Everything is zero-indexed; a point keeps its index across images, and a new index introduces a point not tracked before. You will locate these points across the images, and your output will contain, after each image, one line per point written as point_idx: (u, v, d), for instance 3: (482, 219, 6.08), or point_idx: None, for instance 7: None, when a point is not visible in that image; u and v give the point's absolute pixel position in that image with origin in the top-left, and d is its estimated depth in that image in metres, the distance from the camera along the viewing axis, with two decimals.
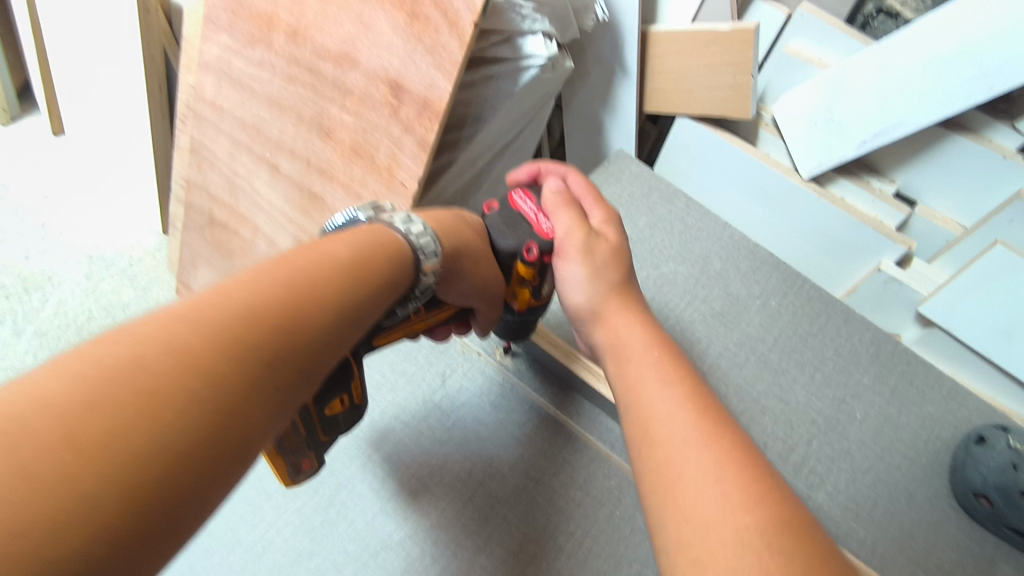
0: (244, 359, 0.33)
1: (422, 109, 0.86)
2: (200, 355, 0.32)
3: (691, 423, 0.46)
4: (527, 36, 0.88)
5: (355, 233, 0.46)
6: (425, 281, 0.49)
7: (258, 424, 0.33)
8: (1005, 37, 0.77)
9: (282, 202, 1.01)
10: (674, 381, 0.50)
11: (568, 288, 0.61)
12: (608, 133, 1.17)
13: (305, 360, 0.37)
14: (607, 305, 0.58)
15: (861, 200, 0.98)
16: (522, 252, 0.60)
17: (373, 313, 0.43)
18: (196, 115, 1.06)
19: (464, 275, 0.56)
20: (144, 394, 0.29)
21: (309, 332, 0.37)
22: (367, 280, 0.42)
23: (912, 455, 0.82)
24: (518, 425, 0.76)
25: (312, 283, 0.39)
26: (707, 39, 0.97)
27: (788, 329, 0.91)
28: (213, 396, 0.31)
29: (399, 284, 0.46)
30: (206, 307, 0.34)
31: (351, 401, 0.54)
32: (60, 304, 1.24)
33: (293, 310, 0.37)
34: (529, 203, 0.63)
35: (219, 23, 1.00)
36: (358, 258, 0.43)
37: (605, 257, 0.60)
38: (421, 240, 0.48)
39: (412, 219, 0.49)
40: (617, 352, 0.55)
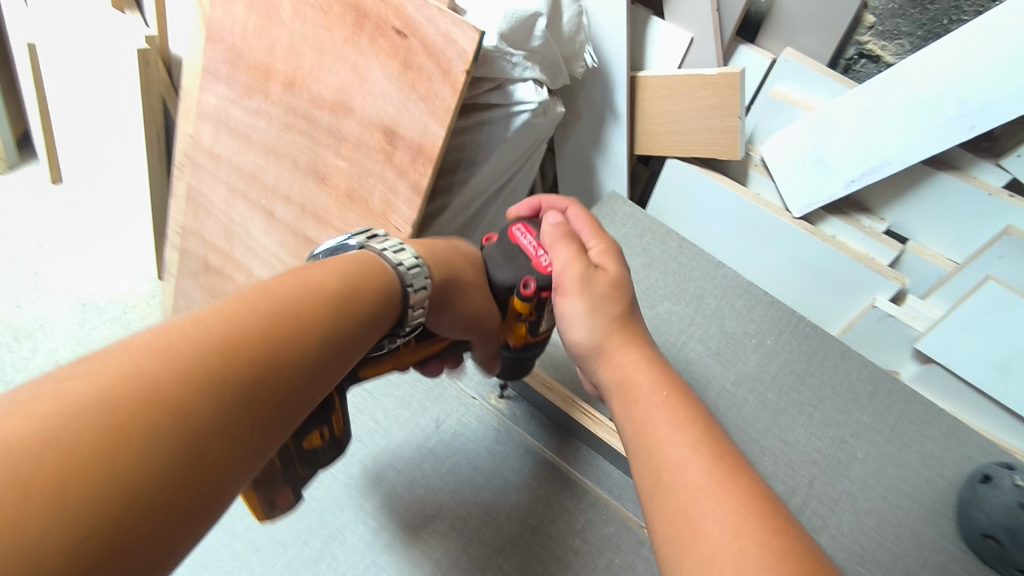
0: (218, 397, 0.33)
1: (416, 154, 0.87)
2: (170, 391, 0.31)
3: (696, 466, 0.45)
4: (517, 83, 0.90)
5: (340, 262, 0.45)
6: (414, 315, 0.49)
7: (228, 461, 0.33)
8: (986, 78, 0.79)
9: (277, 247, 1.02)
10: (675, 423, 0.49)
11: (567, 323, 0.59)
12: (599, 174, 1.18)
13: (282, 394, 0.36)
14: (611, 340, 0.57)
15: (852, 238, 0.99)
16: (519, 286, 0.60)
17: (356, 346, 0.43)
18: (193, 162, 1.07)
19: (459, 303, 0.56)
20: (105, 431, 0.28)
21: (285, 366, 0.37)
22: (350, 313, 0.42)
23: (916, 495, 0.80)
24: (515, 471, 0.75)
25: (292, 314, 0.38)
26: (695, 83, 1.00)
27: (786, 367, 0.91)
28: (181, 432, 0.31)
29: (383, 315, 0.45)
30: (177, 338, 0.33)
31: (331, 434, 0.53)
32: (51, 353, 1.23)
33: (271, 342, 0.36)
34: (529, 237, 0.64)
35: (217, 74, 1.00)
36: (341, 289, 0.42)
37: (604, 290, 0.59)
38: (411, 273, 0.48)
39: (402, 248, 0.49)
40: (624, 392, 0.54)
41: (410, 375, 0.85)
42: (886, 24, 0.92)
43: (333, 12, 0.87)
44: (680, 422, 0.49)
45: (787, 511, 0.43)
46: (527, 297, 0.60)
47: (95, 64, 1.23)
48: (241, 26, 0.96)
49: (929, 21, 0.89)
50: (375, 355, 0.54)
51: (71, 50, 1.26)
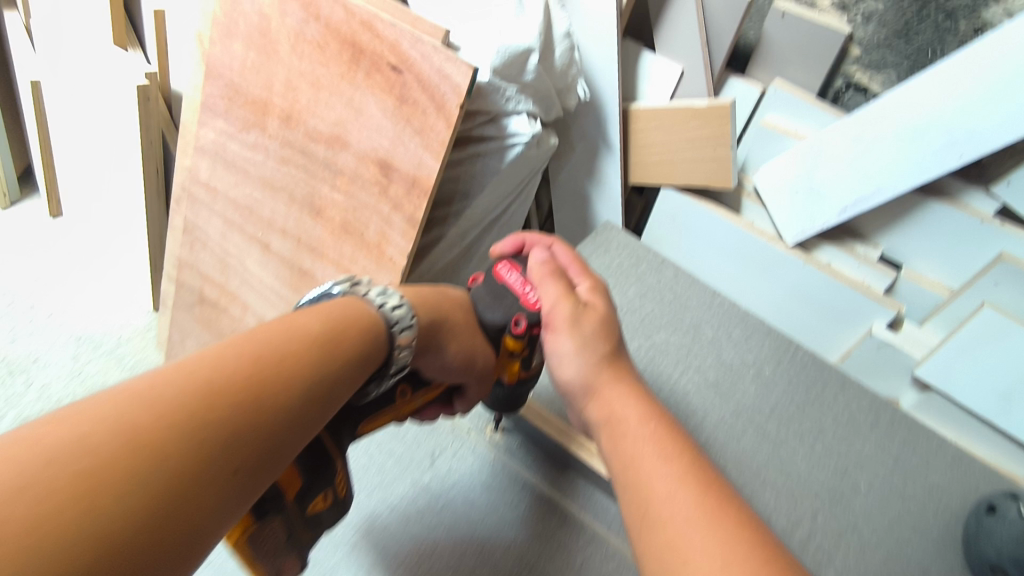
0: (200, 442, 0.33)
1: (411, 187, 0.88)
2: (150, 437, 0.32)
3: (690, 499, 0.44)
4: (511, 116, 0.91)
5: (331, 305, 0.46)
6: (399, 356, 0.48)
7: (208, 507, 0.33)
8: (971, 109, 0.81)
9: (273, 280, 1.03)
10: (670, 456, 0.48)
11: (556, 361, 0.59)
12: (594, 204, 1.18)
13: (268, 440, 0.37)
14: (601, 377, 0.56)
15: (848, 266, 1.00)
16: (511, 324, 0.61)
17: (344, 390, 0.43)
18: (191, 196, 1.08)
19: (449, 343, 0.56)
20: (82, 477, 0.29)
21: (270, 411, 0.37)
22: (339, 356, 0.42)
23: (923, 528, 0.79)
24: (512, 506, 0.73)
25: (278, 359, 0.39)
26: (686, 115, 1.01)
27: (785, 398, 0.90)
28: (160, 479, 0.31)
29: (372, 358, 0.45)
30: (162, 385, 0.34)
31: (335, 495, 0.53)
32: (44, 387, 1.22)
33: (257, 387, 0.37)
34: (514, 275, 0.64)
35: (216, 109, 1.02)
36: (331, 331, 0.43)
37: (593, 328, 0.59)
38: (395, 313, 0.48)
39: (387, 292, 0.49)
40: (612, 427, 0.53)
41: None
42: (873, 55, 0.95)
43: (330, 49, 0.89)
44: (674, 455, 0.48)
45: (784, 546, 0.42)
46: (519, 335, 0.61)
47: (96, 100, 1.24)
48: (240, 63, 0.97)
49: (915, 52, 0.91)
50: (364, 407, 0.55)
51: (73, 87, 1.28)
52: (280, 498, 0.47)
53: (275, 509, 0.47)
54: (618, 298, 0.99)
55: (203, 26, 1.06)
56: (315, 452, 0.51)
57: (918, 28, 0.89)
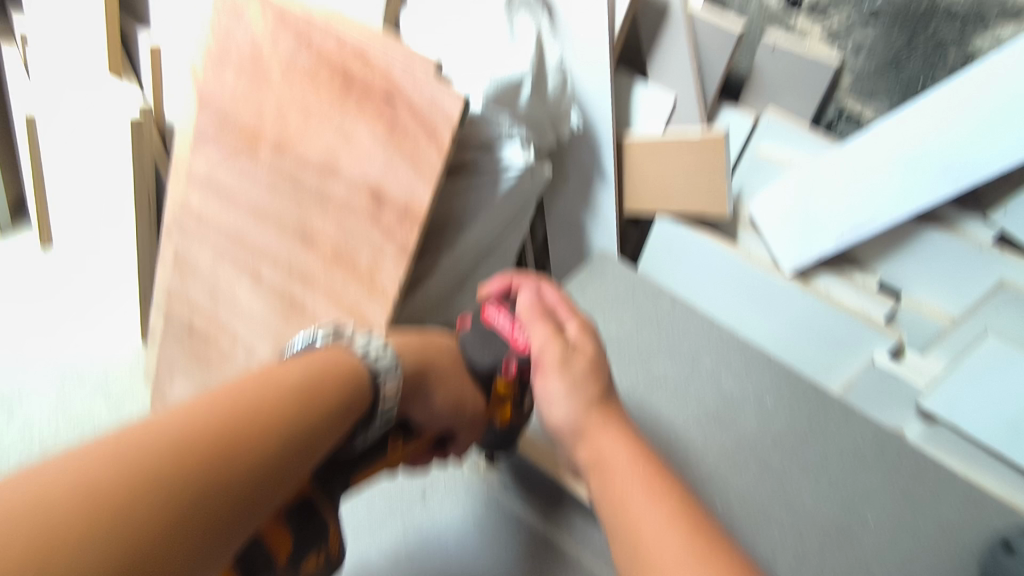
0: (169, 496, 0.34)
1: (403, 215, 0.87)
2: (119, 492, 0.33)
3: (682, 539, 0.42)
4: (505, 143, 0.90)
5: (312, 356, 0.47)
6: (386, 404, 0.50)
7: (176, 561, 0.34)
8: (967, 137, 0.81)
9: (263, 310, 1.01)
10: (663, 494, 0.46)
11: (547, 405, 0.56)
12: (590, 234, 1.14)
13: (233, 499, 0.37)
14: (590, 420, 0.53)
15: (846, 294, 0.98)
16: (501, 369, 0.62)
17: (323, 440, 0.44)
18: (182, 227, 1.07)
19: (436, 391, 0.57)
20: (49, 533, 0.30)
21: (243, 463, 0.38)
22: (316, 405, 0.43)
23: (935, 565, 0.76)
24: (506, 547, 0.70)
25: (254, 410, 0.40)
26: (678, 147, 1.02)
27: (787, 430, 0.88)
28: (126, 532, 0.32)
29: (352, 406, 0.46)
30: (136, 441, 0.35)
31: (327, 555, 0.50)
32: (26, 422, 1.19)
33: (222, 447, 0.38)
34: (503, 317, 0.64)
35: (208, 139, 1.01)
36: (306, 385, 0.44)
37: (583, 370, 0.57)
38: (378, 360, 0.49)
39: (369, 340, 0.51)
40: (601, 470, 0.50)
41: None
42: (864, 84, 0.95)
43: (322, 78, 0.89)
44: (668, 495, 0.46)
45: None
46: (510, 378, 0.61)
47: (89, 131, 1.24)
48: (233, 93, 0.97)
49: (906, 81, 0.92)
50: (356, 460, 0.53)
51: (67, 120, 1.28)
52: (271, 562, 0.46)
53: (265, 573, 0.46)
54: (614, 328, 0.97)
55: (197, 58, 1.06)
56: (306, 509, 0.50)
57: (908, 57, 0.90)
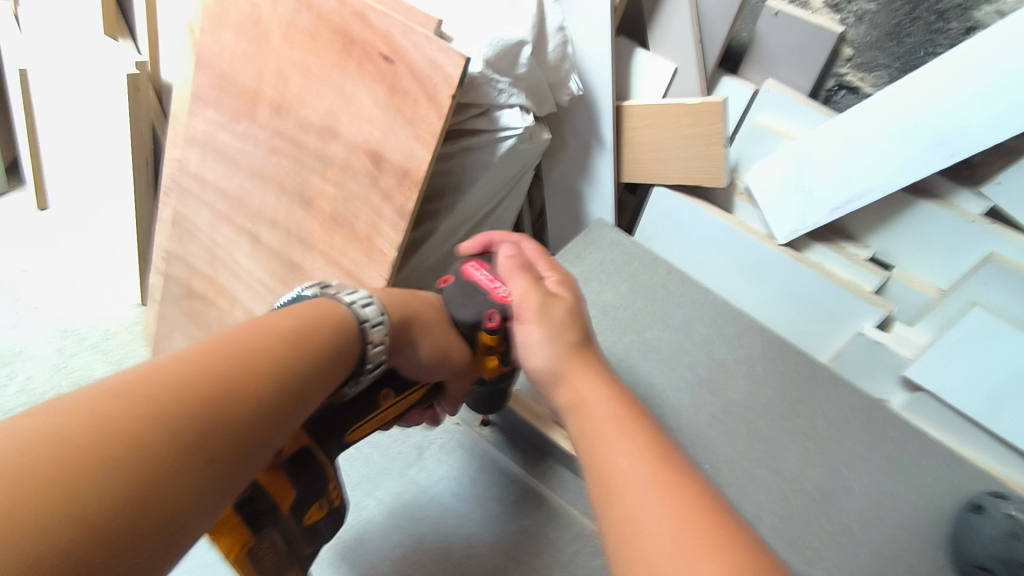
0: (176, 431, 0.35)
1: (402, 178, 0.87)
2: (128, 426, 0.33)
3: (647, 471, 0.44)
4: (504, 109, 0.89)
5: (302, 306, 0.48)
6: (375, 351, 0.51)
7: (187, 494, 0.35)
8: (964, 109, 0.81)
9: (262, 272, 1.02)
10: (630, 433, 0.48)
11: (526, 352, 0.58)
12: (586, 201, 1.15)
13: (240, 435, 0.38)
14: (568, 365, 0.55)
15: (839, 265, 1.00)
16: (484, 320, 0.62)
17: (319, 382, 0.45)
18: (181, 187, 1.08)
19: (420, 341, 0.57)
20: (64, 463, 0.31)
21: (245, 402, 0.39)
22: (312, 350, 0.44)
23: (912, 527, 0.79)
24: (498, 501, 0.73)
25: (251, 353, 0.41)
26: (679, 112, 1.00)
27: (776, 396, 0.90)
28: (140, 464, 0.33)
29: (345, 352, 0.47)
30: (138, 381, 0.36)
31: (329, 504, 0.54)
32: (27, 381, 1.22)
33: (225, 385, 0.38)
34: (483, 272, 0.65)
35: (206, 99, 1.01)
36: (301, 330, 0.45)
37: (561, 317, 0.58)
38: (365, 308, 0.50)
39: (355, 291, 0.52)
40: (579, 410, 0.52)
41: None
42: (864, 56, 0.95)
43: (321, 38, 0.88)
44: (633, 432, 0.48)
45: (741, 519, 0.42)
46: (493, 330, 0.61)
47: (84, 89, 1.23)
48: (231, 52, 0.96)
49: (906, 54, 0.92)
50: (350, 413, 0.55)
51: (62, 78, 1.27)
52: (276, 511, 0.47)
53: (271, 522, 0.47)
54: (610, 294, 0.99)
55: (194, 16, 1.05)
56: (304, 463, 0.50)
57: (909, 29, 0.90)
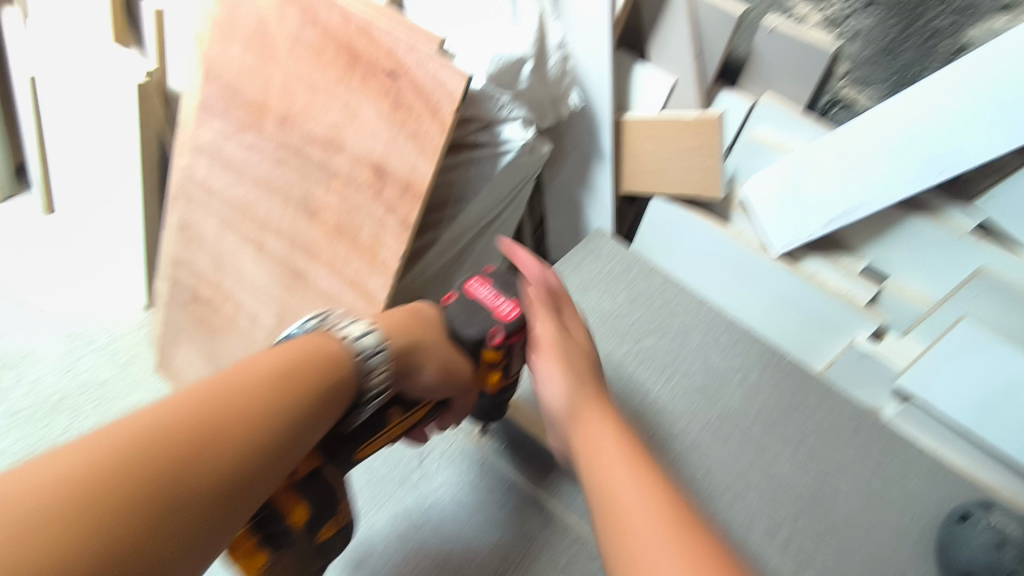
0: (176, 479, 0.40)
1: (404, 191, 0.89)
2: (136, 477, 0.39)
3: (655, 512, 0.46)
4: (505, 123, 0.91)
5: (308, 342, 0.52)
6: (375, 384, 0.54)
7: (185, 536, 0.40)
8: (954, 126, 0.83)
9: (267, 279, 1.04)
10: (639, 474, 0.50)
11: (546, 391, 0.62)
12: (586, 211, 1.16)
13: (236, 477, 0.43)
14: (583, 405, 0.59)
15: (832, 276, 1.02)
16: (488, 337, 0.63)
17: (317, 422, 0.49)
18: (187, 195, 1.10)
19: (426, 365, 0.59)
20: (78, 511, 0.37)
21: (241, 449, 0.44)
22: (309, 393, 0.48)
23: (901, 535, 0.81)
24: (497, 505, 0.75)
25: (250, 400, 0.46)
26: (677, 126, 1.02)
27: (770, 404, 0.92)
28: (141, 511, 0.38)
29: (344, 391, 0.51)
30: (149, 430, 0.41)
31: (340, 522, 0.57)
32: (35, 383, 1.25)
33: (217, 435, 0.43)
34: (486, 289, 0.65)
35: (214, 110, 1.03)
36: (291, 370, 0.48)
37: (577, 360, 0.63)
38: (365, 344, 0.53)
39: (359, 325, 0.55)
40: (590, 453, 0.54)
41: None
42: (860, 71, 0.97)
43: (327, 52, 0.90)
44: (641, 473, 0.50)
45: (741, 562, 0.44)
46: (497, 347, 0.63)
47: (92, 97, 1.25)
48: (238, 64, 0.99)
49: (901, 70, 0.93)
50: (359, 434, 0.57)
51: (71, 85, 1.29)
52: (290, 533, 0.52)
53: (286, 542, 0.52)
54: (608, 303, 1.01)
55: (203, 27, 1.07)
56: (318, 484, 0.54)
57: (904, 45, 0.91)
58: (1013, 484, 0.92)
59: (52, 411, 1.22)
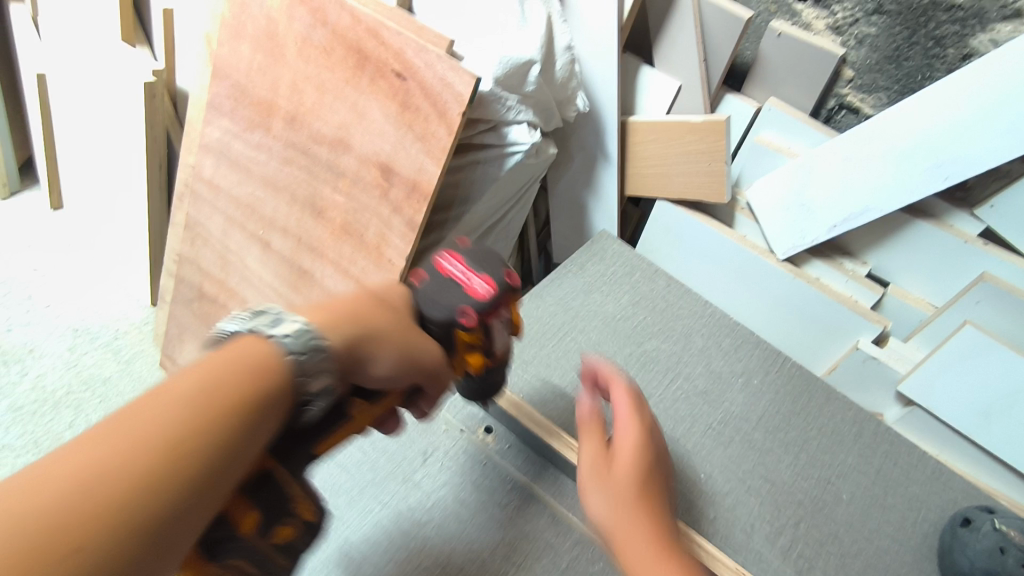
0: (81, 551, 0.35)
1: (411, 191, 0.89)
2: (35, 557, 0.34)
3: None
4: (512, 125, 0.92)
5: (229, 350, 0.44)
6: (316, 386, 0.47)
7: None
8: (960, 134, 0.84)
9: (272, 277, 1.04)
10: None
11: (592, 519, 0.57)
12: (591, 214, 1.17)
13: (155, 529, 0.37)
14: (620, 530, 0.54)
15: (836, 281, 1.02)
16: (458, 317, 0.61)
17: (248, 443, 0.42)
18: (194, 193, 1.10)
19: (379, 357, 0.53)
20: None
21: (156, 497, 0.37)
22: (233, 415, 0.41)
23: (901, 539, 0.81)
24: (500, 506, 0.75)
25: (161, 437, 0.38)
26: (683, 129, 1.03)
27: (772, 408, 0.92)
28: None
29: (274, 402, 0.44)
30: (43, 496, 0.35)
31: (301, 521, 0.54)
32: (39, 378, 1.25)
33: (100, 494, 0.36)
34: (457, 265, 0.64)
35: (222, 109, 1.04)
36: (200, 401, 0.40)
37: (619, 477, 0.58)
38: (294, 345, 0.45)
39: (287, 320, 0.47)
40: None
41: None
42: (864, 78, 0.98)
43: (336, 53, 0.91)
44: None
45: None
46: (469, 327, 0.61)
47: (100, 94, 1.26)
48: (247, 64, 0.99)
49: (905, 77, 0.94)
50: (312, 429, 0.55)
51: (78, 83, 1.29)
52: (236, 537, 0.49)
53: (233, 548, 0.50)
54: (612, 304, 1.01)
55: (212, 27, 1.07)
56: (269, 485, 0.51)
57: (908, 52, 0.92)
58: (1013, 489, 0.92)
59: (56, 406, 1.22)
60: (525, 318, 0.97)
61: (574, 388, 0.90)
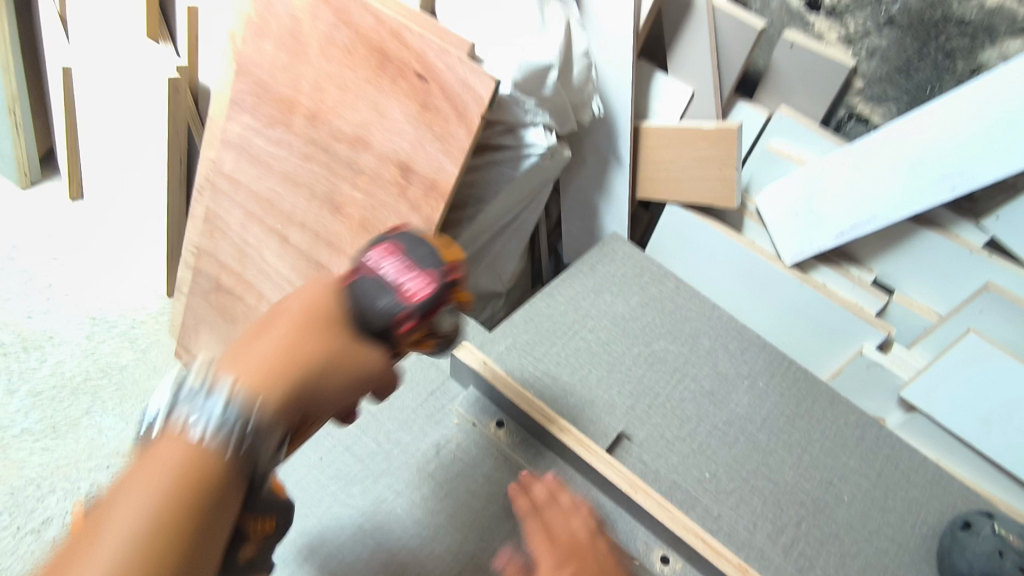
0: None
1: (429, 190, 0.91)
2: None
3: None
4: (528, 127, 0.94)
5: (162, 458, 0.41)
6: (267, 449, 0.44)
7: None
8: (967, 145, 0.85)
9: (289, 270, 1.07)
10: None
11: None
12: (602, 217, 1.19)
13: None
14: None
15: (842, 287, 1.04)
16: (390, 320, 0.55)
17: (216, 534, 0.40)
18: (214, 187, 1.13)
19: (327, 395, 0.50)
20: None
21: None
22: (190, 519, 0.39)
23: (900, 540, 0.83)
24: (511, 498, 0.78)
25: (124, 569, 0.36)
26: (694, 135, 1.05)
27: (776, 410, 0.94)
28: None
29: (228, 484, 0.42)
30: None
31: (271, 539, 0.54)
32: (57, 364, 1.28)
33: None
34: (389, 264, 0.58)
35: (243, 105, 1.06)
36: (150, 522, 0.38)
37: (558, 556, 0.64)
38: (229, 425, 0.42)
39: (212, 401, 0.43)
40: None
41: (415, 398, 0.86)
42: (874, 88, 0.99)
43: (358, 53, 0.93)
44: None
45: None
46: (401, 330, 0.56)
47: (123, 87, 1.28)
48: (270, 62, 1.01)
49: (914, 89, 0.96)
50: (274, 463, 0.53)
51: (102, 76, 1.32)
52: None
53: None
54: (621, 305, 1.03)
55: (236, 24, 1.10)
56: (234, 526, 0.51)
57: (918, 64, 0.94)
58: (1012, 495, 0.94)
59: (73, 392, 1.25)
60: (535, 316, 0.99)
61: (582, 386, 0.92)
